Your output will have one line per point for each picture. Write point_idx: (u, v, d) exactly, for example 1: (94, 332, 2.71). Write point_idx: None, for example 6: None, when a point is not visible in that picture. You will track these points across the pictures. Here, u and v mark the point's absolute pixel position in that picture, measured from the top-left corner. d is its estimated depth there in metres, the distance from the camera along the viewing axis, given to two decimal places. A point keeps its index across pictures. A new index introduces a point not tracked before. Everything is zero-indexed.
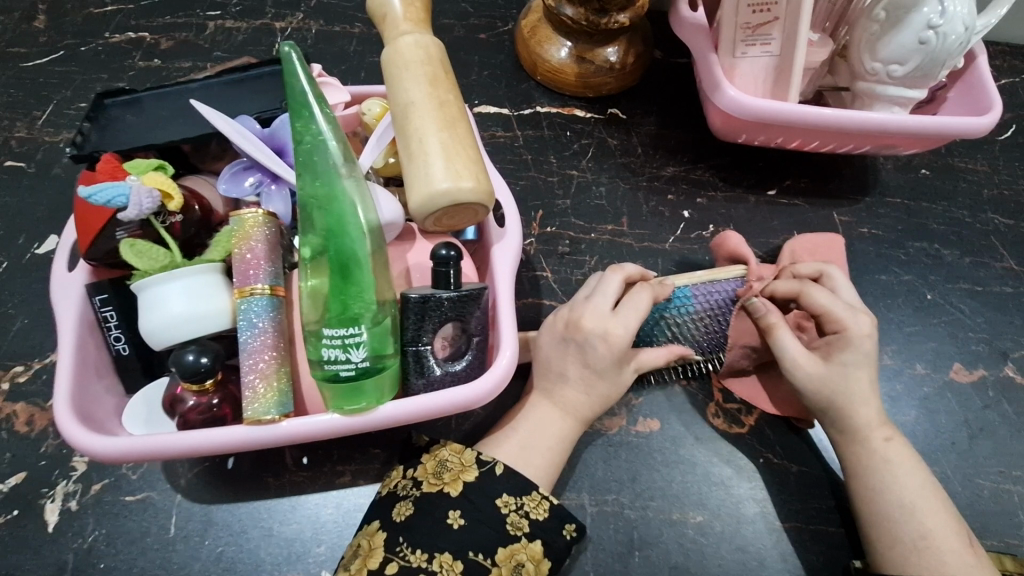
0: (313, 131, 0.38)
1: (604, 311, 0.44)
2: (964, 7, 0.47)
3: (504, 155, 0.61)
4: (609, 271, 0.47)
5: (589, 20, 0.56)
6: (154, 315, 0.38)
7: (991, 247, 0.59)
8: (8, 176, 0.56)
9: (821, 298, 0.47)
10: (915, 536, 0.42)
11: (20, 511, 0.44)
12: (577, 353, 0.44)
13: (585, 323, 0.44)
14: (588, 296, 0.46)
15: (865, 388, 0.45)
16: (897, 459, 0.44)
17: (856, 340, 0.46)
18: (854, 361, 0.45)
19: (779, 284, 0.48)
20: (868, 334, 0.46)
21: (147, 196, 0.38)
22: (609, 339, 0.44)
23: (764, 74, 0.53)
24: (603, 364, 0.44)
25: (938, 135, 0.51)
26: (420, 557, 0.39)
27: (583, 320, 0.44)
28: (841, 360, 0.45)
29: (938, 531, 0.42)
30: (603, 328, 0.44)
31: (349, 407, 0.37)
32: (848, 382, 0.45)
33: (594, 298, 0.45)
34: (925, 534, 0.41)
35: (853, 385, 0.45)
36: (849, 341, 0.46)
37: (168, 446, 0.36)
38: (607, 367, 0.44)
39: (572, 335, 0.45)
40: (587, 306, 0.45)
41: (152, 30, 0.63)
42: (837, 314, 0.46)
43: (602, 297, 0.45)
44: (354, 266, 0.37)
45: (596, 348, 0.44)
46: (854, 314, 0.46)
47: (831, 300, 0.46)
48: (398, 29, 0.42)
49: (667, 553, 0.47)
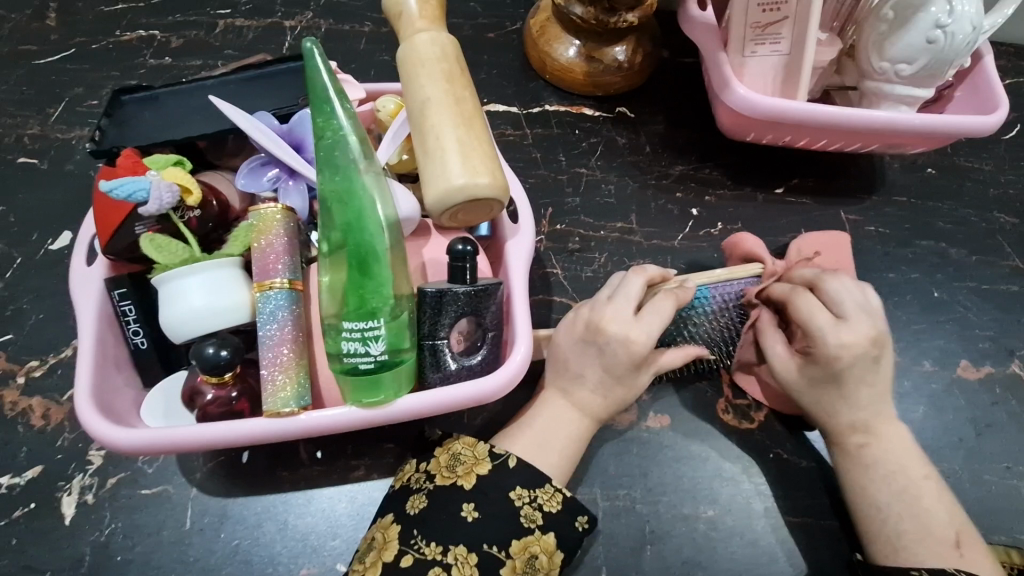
0: (334, 126, 0.38)
1: (626, 316, 0.44)
2: (972, 6, 0.48)
3: (514, 153, 0.61)
4: (632, 272, 0.47)
5: (599, 20, 0.56)
6: (175, 309, 0.38)
7: (997, 245, 0.60)
8: (21, 173, 0.56)
9: (805, 307, 0.46)
10: (900, 532, 0.43)
11: (36, 505, 0.45)
12: (596, 355, 0.45)
13: (606, 326, 0.44)
14: (610, 296, 0.46)
15: (841, 402, 0.46)
16: (894, 454, 0.45)
17: (825, 357, 0.45)
18: (823, 378, 0.46)
19: (776, 287, 0.48)
20: (838, 355, 0.45)
21: (167, 191, 0.38)
22: (630, 345, 0.44)
23: (773, 73, 0.53)
24: (620, 363, 0.44)
25: (946, 134, 0.52)
26: (436, 550, 0.39)
27: (603, 322, 0.45)
28: (808, 374, 0.46)
29: (931, 526, 0.43)
30: (625, 333, 0.44)
31: (367, 399, 0.37)
32: (821, 395, 0.46)
33: (613, 300, 0.45)
34: (920, 539, 0.42)
35: (854, 390, 0.45)
36: (821, 356, 0.45)
37: (188, 438, 0.36)
38: (624, 372, 0.45)
39: (591, 336, 0.45)
40: (608, 307, 0.45)
41: (163, 28, 0.63)
42: (814, 327, 0.45)
43: (624, 300, 0.45)
44: (373, 260, 0.37)
45: (616, 353, 0.44)
46: (835, 331, 0.45)
47: (815, 312, 0.46)
48: (414, 27, 0.43)
49: (678, 547, 0.47)
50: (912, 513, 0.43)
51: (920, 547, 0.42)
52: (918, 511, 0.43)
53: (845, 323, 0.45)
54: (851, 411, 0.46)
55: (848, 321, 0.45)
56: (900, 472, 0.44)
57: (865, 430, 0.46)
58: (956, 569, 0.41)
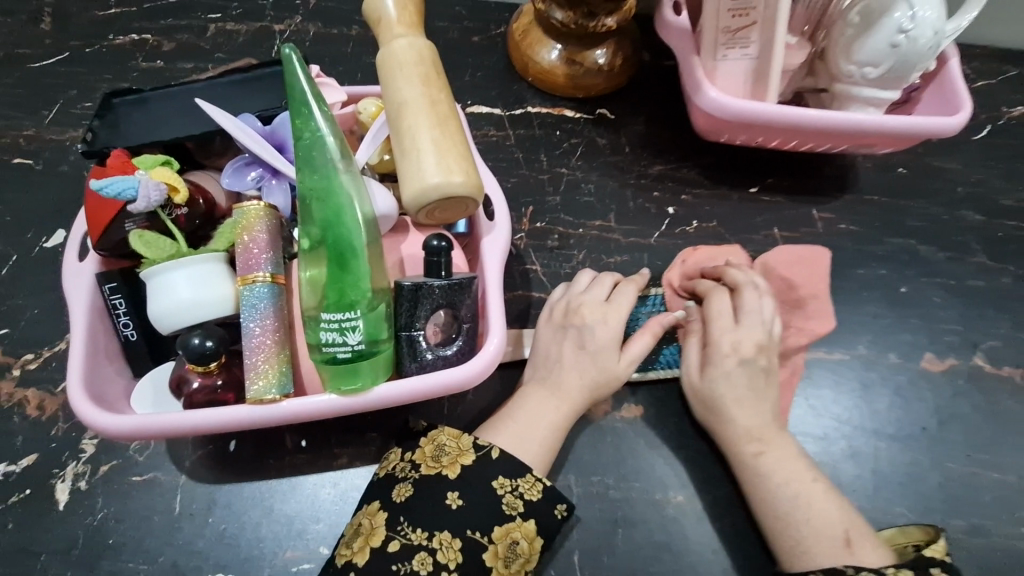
0: (312, 127, 0.40)
1: (600, 302, 0.51)
2: (934, 12, 0.50)
3: (496, 154, 0.63)
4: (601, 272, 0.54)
5: (578, 24, 0.58)
6: (161, 301, 0.40)
7: (965, 243, 0.62)
8: (17, 173, 0.58)
9: (716, 308, 0.52)
10: (820, 531, 0.44)
11: (32, 491, 0.47)
12: (575, 337, 0.50)
13: (584, 311, 0.51)
14: (583, 290, 0.52)
15: (738, 403, 0.49)
16: None
17: (715, 357, 0.50)
18: (722, 373, 0.50)
19: (702, 283, 0.54)
20: (733, 354, 0.50)
21: (155, 189, 0.40)
22: (607, 323, 0.50)
23: (743, 76, 0.55)
24: (597, 346, 0.50)
25: (910, 134, 0.54)
26: (421, 535, 0.41)
27: (582, 309, 0.51)
28: (710, 372, 0.50)
29: (844, 524, 0.44)
30: (601, 315, 0.50)
31: (345, 387, 0.39)
32: (717, 393, 0.50)
33: (589, 293, 0.52)
34: (835, 537, 0.44)
35: (764, 399, 0.50)
36: (715, 356, 0.50)
37: (175, 424, 0.38)
38: (601, 349, 0.50)
39: (571, 322, 0.51)
40: (585, 298, 0.51)
41: (154, 32, 0.65)
42: (714, 328, 0.51)
43: (597, 291, 0.52)
44: (351, 255, 0.39)
45: (593, 330, 0.50)
46: (730, 332, 0.51)
47: (719, 312, 0.52)
48: (392, 32, 0.44)
49: (649, 531, 0.49)
50: (829, 522, 0.44)
51: (823, 551, 0.43)
52: (833, 520, 0.44)
53: (740, 327, 0.51)
54: (708, 423, 0.50)
55: (743, 327, 0.51)
56: (795, 473, 0.46)
57: (748, 442, 0.48)
58: (847, 566, 0.42)
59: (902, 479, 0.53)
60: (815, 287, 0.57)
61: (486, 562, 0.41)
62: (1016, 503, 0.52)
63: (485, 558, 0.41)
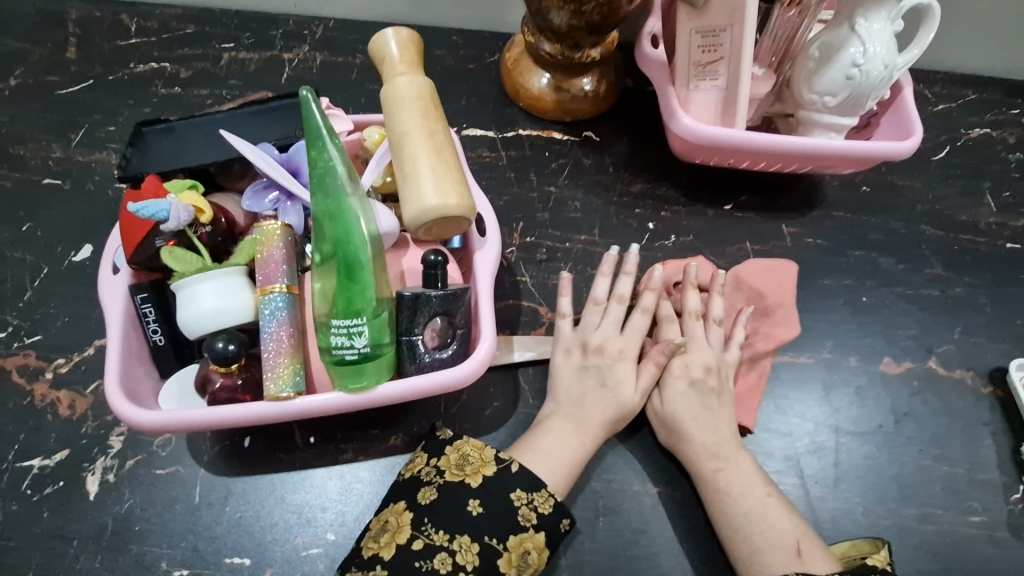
0: (326, 157, 0.45)
1: (614, 336, 0.57)
2: (884, 47, 0.56)
3: (490, 174, 0.69)
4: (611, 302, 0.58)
5: (565, 55, 0.64)
6: (190, 310, 0.45)
7: (923, 255, 0.67)
8: (47, 192, 0.63)
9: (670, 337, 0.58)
10: (776, 541, 0.49)
11: (65, 482, 0.51)
12: (597, 375, 0.55)
13: (608, 347, 0.56)
14: (598, 324, 0.57)
15: (697, 423, 0.54)
16: None
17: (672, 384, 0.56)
18: (679, 395, 0.55)
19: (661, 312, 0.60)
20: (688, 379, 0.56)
21: (184, 211, 0.45)
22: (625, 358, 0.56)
23: (714, 105, 0.61)
24: (620, 383, 0.55)
25: (866, 157, 0.59)
26: (443, 537, 0.46)
27: (606, 346, 0.56)
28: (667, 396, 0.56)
29: (793, 534, 0.50)
30: (620, 350, 0.56)
31: (352, 385, 0.44)
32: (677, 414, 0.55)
33: (603, 328, 0.57)
34: (787, 547, 0.49)
35: (718, 419, 0.55)
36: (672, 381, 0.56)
37: (201, 418, 0.43)
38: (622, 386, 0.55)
39: (594, 360, 0.56)
40: (602, 335, 0.57)
41: (173, 61, 0.70)
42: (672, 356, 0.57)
43: (610, 325, 0.57)
44: (358, 268, 0.44)
45: (613, 370, 0.55)
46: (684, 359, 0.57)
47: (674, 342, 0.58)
48: (395, 70, 0.50)
49: (627, 518, 0.54)
50: (783, 533, 0.50)
51: (777, 560, 0.49)
52: (786, 531, 0.50)
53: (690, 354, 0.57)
54: (670, 443, 0.55)
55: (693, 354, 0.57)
56: (751, 484, 0.52)
57: (708, 459, 0.53)
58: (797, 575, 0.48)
59: (860, 472, 0.58)
60: (783, 295, 0.62)
61: (501, 566, 0.46)
62: (963, 493, 0.57)
63: (499, 563, 0.46)
